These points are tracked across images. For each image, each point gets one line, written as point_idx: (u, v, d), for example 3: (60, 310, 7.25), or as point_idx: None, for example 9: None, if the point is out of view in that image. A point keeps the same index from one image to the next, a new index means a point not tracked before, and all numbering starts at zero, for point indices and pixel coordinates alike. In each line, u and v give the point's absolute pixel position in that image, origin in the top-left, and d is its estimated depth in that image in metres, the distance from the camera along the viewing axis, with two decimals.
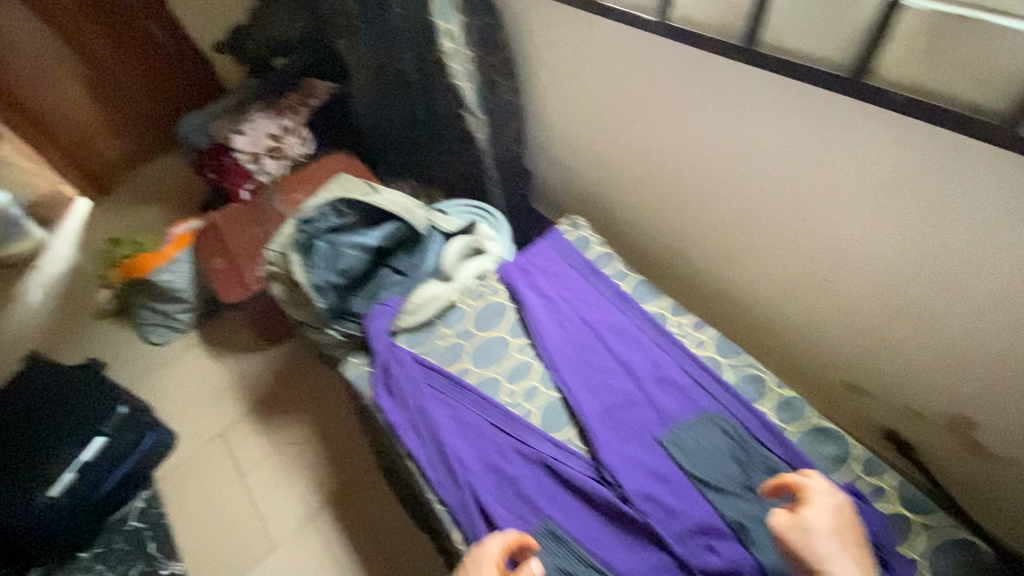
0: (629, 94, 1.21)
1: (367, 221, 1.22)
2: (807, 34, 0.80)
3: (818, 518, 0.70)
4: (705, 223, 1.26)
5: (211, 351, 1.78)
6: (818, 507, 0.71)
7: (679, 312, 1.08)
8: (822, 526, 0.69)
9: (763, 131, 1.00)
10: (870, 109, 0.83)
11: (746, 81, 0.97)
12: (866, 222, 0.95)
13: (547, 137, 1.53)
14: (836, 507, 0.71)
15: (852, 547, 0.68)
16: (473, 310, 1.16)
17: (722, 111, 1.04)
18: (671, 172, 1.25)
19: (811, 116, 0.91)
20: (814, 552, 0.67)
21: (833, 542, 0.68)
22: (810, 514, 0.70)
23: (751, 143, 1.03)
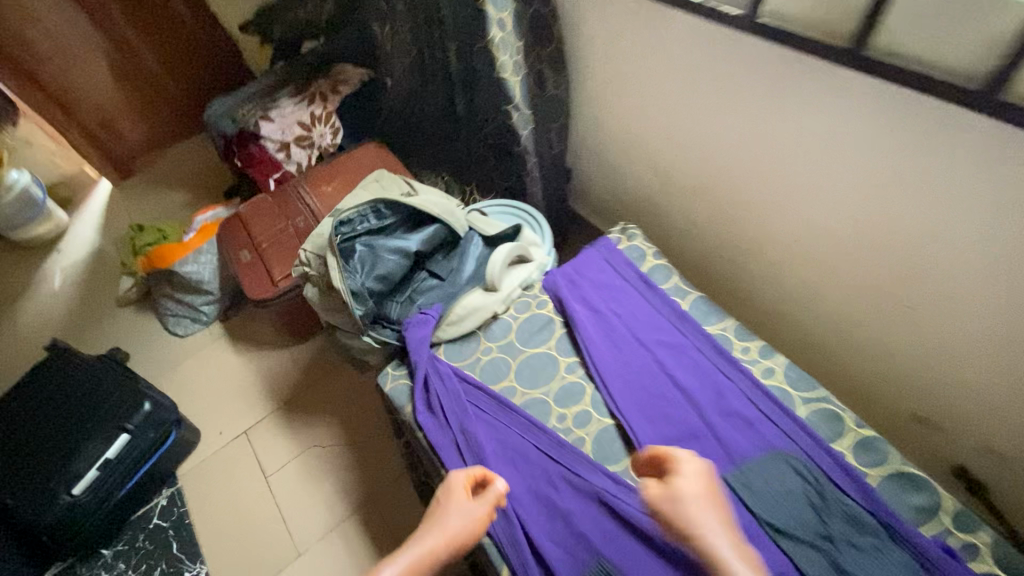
0: (692, 95, 1.12)
1: (407, 225, 1.19)
2: (929, 40, 0.71)
3: (685, 488, 0.74)
4: (765, 238, 1.17)
5: (235, 345, 1.73)
6: (687, 478, 0.75)
7: (745, 337, 1.00)
8: (691, 496, 0.73)
9: (849, 144, 0.91)
10: (990, 125, 0.73)
11: (834, 89, 0.87)
12: (963, 248, 0.85)
13: (593, 134, 1.44)
14: (701, 474, 0.76)
15: (716, 507, 0.73)
16: (518, 323, 1.08)
17: (801, 120, 0.95)
18: (732, 181, 1.15)
19: (913, 128, 0.81)
20: (684, 519, 0.71)
21: (699, 508, 0.72)
22: (680, 484, 0.74)
23: (832, 157, 0.94)
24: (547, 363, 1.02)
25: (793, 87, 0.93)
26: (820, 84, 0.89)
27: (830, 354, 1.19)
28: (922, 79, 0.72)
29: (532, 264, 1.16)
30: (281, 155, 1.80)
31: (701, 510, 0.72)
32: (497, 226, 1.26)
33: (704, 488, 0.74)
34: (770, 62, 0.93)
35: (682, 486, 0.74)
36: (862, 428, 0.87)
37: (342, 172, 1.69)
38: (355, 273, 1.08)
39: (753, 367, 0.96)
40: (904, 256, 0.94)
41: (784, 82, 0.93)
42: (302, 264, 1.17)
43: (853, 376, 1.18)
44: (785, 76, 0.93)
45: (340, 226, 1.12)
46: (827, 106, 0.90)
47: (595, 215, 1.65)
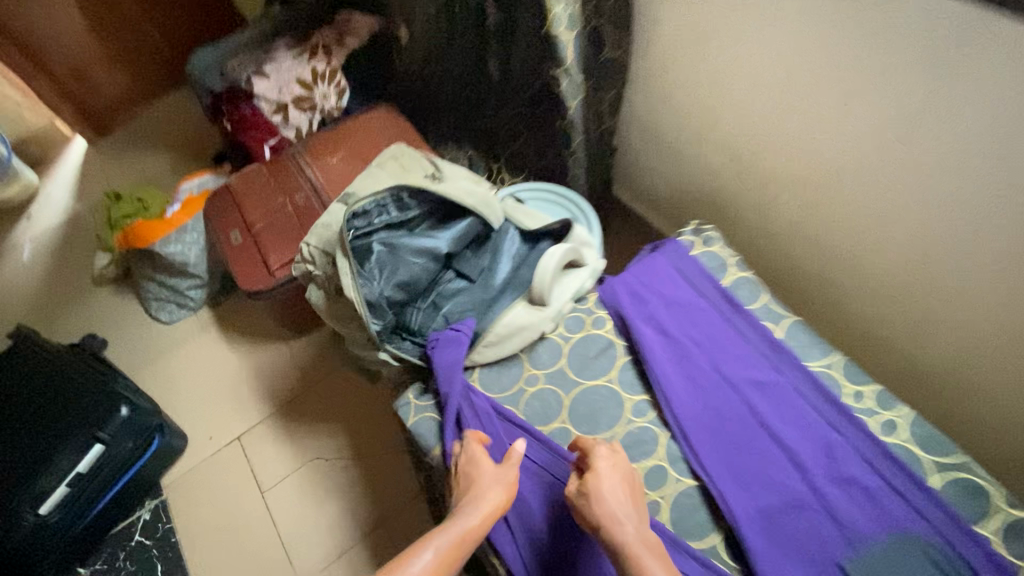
0: (802, 65, 0.89)
1: (435, 217, 0.96)
2: None
3: (602, 483, 0.69)
4: (869, 249, 0.96)
5: (226, 335, 1.53)
6: (605, 472, 0.70)
7: (857, 378, 0.80)
8: (608, 491, 0.68)
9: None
10: None
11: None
12: None
13: (654, 108, 1.20)
14: (618, 469, 0.71)
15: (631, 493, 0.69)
16: (569, 346, 0.88)
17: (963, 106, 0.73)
18: (838, 176, 0.94)
19: None
20: (598, 513, 0.67)
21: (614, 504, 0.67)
22: (595, 477, 0.70)
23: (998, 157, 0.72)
24: (609, 400, 0.82)
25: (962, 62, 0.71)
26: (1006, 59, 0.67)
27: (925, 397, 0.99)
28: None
29: (586, 271, 0.95)
30: (278, 118, 1.55)
31: (615, 503, 0.67)
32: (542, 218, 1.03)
33: (626, 484, 0.69)
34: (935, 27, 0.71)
35: (598, 479, 0.69)
36: (1014, 508, 0.69)
37: (349, 141, 1.45)
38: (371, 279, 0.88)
39: (869, 421, 0.77)
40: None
41: (945, 56, 0.71)
42: (304, 261, 0.96)
43: (951, 426, 0.98)
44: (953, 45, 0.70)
45: (353, 219, 0.90)
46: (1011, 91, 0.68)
47: (640, 203, 1.42)
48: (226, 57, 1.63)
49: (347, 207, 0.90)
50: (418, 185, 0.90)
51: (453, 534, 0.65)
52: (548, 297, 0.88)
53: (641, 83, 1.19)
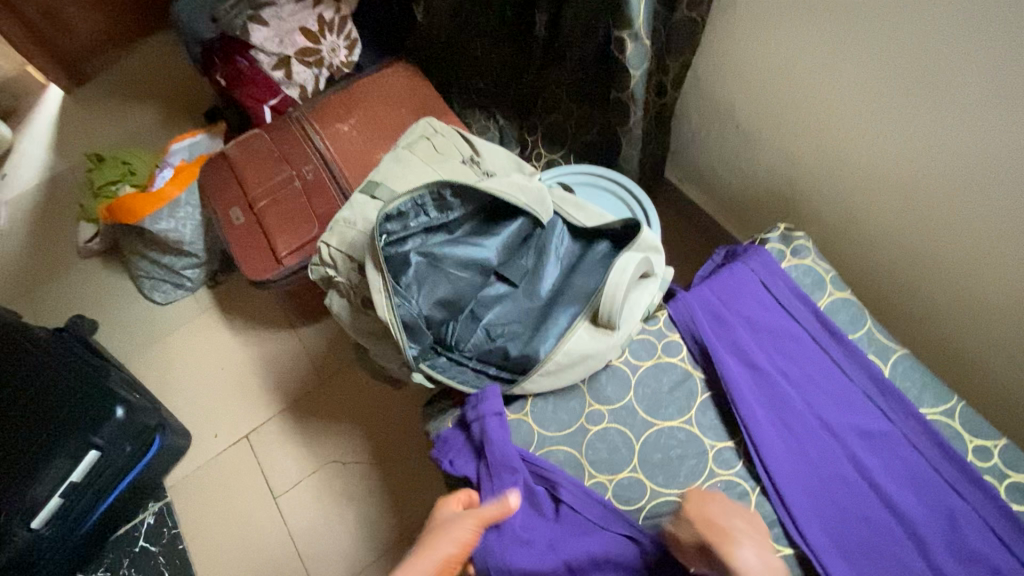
0: (943, 46, 0.71)
1: (478, 217, 0.82)
2: None
3: (714, 502, 0.62)
4: (986, 271, 0.81)
5: (229, 321, 1.40)
6: (711, 492, 0.63)
7: (981, 431, 0.68)
8: (720, 512, 0.61)
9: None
10: None
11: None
12: None
13: (724, 84, 1.02)
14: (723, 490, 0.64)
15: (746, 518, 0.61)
16: (637, 377, 0.77)
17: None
18: (965, 185, 0.77)
19: None
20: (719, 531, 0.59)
21: (730, 522, 0.60)
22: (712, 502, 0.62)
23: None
24: (687, 447, 0.72)
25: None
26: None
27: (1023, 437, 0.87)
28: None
29: (656, 285, 0.80)
30: (279, 74, 1.35)
31: (733, 521, 0.60)
32: (599, 214, 0.88)
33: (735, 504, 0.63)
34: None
35: (705, 496, 0.62)
36: None
37: (362, 105, 1.25)
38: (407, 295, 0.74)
39: (996, 484, 0.66)
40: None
41: None
42: (323, 264, 0.82)
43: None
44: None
45: (386, 222, 0.77)
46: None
47: (693, 186, 1.26)
48: None
49: (379, 208, 0.77)
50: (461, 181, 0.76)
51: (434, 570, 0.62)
52: (618, 320, 0.73)
53: (713, 53, 1.01)
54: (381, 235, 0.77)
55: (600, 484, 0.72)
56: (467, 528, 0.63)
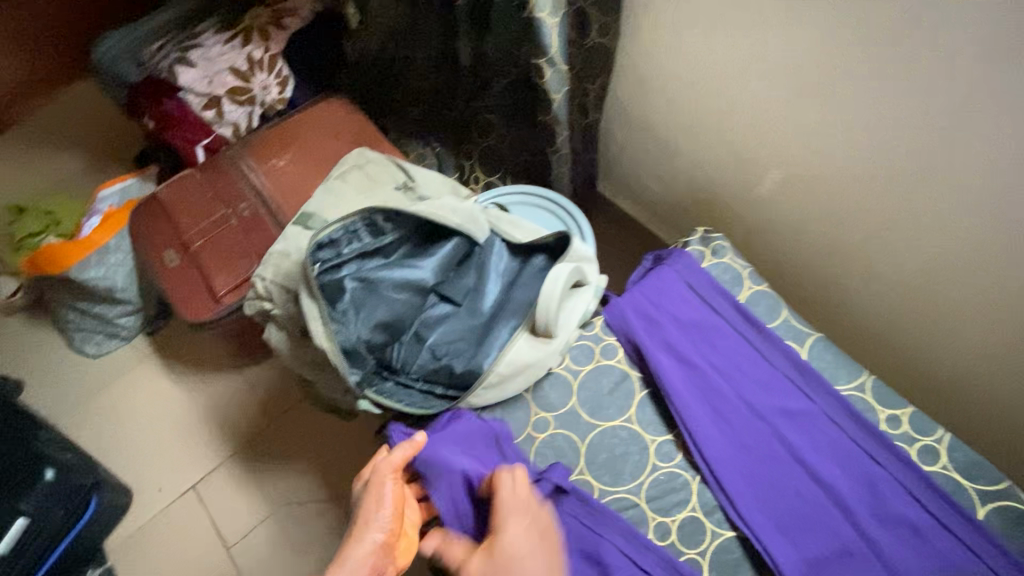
0: (821, 59, 0.80)
1: (414, 240, 0.84)
2: None
3: (506, 535, 0.60)
4: (885, 256, 0.89)
5: (170, 368, 1.34)
6: (510, 518, 0.62)
7: (892, 401, 0.74)
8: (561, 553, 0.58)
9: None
10: None
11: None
12: None
13: (641, 103, 1.10)
14: (526, 510, 0.63)
15: (542, 538, 0.61)
16: (578, 382, 0.80)
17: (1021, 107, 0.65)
18: (858, 179, 0.86)
19: None
20: None
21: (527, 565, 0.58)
22: (505, 539, 0.60)
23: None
24: (630, 445, 0.75)
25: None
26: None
27: (937, 407, 0.94)
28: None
29: (588, 292, 0.84)
30: (210, 114, 1.34)
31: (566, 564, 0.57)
32: (532, 229, 0.91)
33: (530, 526, 0.62)
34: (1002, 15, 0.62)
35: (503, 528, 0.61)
36: None
37: (297, 140, 1.26)
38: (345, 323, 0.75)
39: (909, 449, 0.71)
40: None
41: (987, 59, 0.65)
42: (259, 298, 0.82)
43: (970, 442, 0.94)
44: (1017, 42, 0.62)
45: (318, 251, 0.77)
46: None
47: (624, 198, 1.33)
48: (142, 43, 1.40)
49: (311, 238, 0.77)
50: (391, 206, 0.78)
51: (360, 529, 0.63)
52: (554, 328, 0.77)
53: (627, 74, 1.08)
54: (313, 262, 0.77)
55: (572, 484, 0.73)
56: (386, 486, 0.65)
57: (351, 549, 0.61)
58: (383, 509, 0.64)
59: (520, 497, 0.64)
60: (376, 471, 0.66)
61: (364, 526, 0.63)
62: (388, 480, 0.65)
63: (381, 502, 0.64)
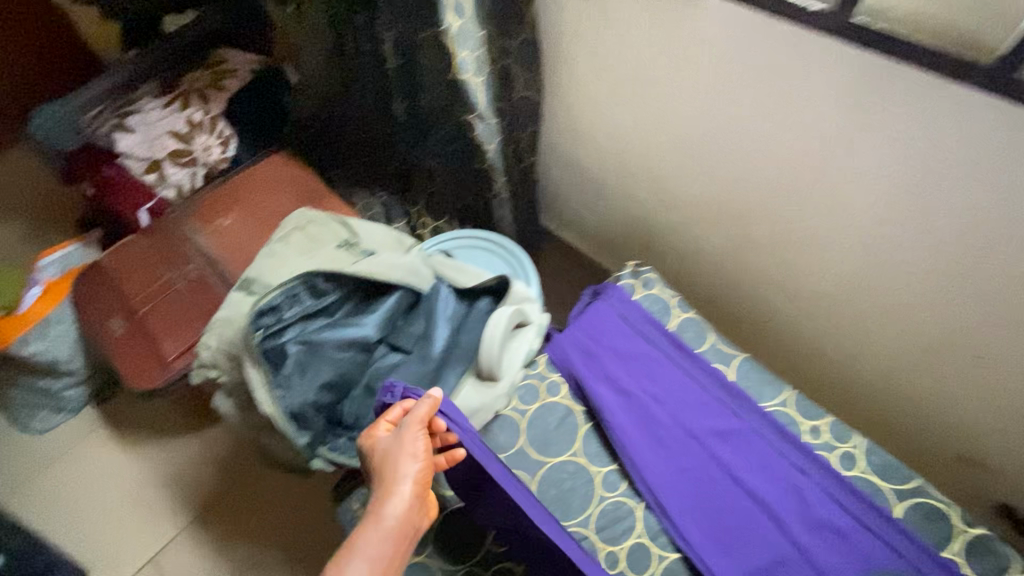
0: (717, 106, 0.88)
1: (358, 297, 0.86)
2: None
3: None
4: (798, 274, 0.98)
5: (122, 437, 1.31)
6: None
7: (812, 413, 0.80)
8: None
9: (955, 177, 0.70)
10: None
11: (953, 114, 0.66)
12: None
13: (571, 145, 1.17)
14: None
15: None
16: (526, 421, 0.83)
17: (888, 144, 0.74)
18: (764, 208, 0.94)
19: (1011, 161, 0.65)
20: None
21: None
22: None
23: (920, 190, 0.75)
24: (577, 478, 0.78)
25: (884, 104, 0.71)
26: (931, 105, 0.67)
27: None
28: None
29: (530, 334, 0.88)
30: (152, 177, 1.34)
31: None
32: (474, 275, 0.96)
33: None
34: (861, 69, 0.70)
35: None
36: (973, 527, 0.71)
37: (242, 199, 1.28)
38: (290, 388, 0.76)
39: (829, 456, 0.77)
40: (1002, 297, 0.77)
41: (852, 105, 0.74)
42: (204, 366, 0.82)
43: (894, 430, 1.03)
44: (876, 90, 0.71)
45: (259, 317, 0.77)
46: (930, 128, 0.69)
47: (567, 230, 1.40)
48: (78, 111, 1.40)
49: (251, 305, 0.77)
50: (330, 268, 0.80)
51: (390, 486, 0.61)
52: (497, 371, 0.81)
53: (555, 120, 1.16)
54: (254, 329, 0.77)
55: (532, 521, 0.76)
56: (417, 441, 0.65)
57: (386, 505, 0.60)
58: (418, 462, 0.64)
59: None
60: (406, 423, 0.65)
61: (397, 480, 0.62)
62: (421, 435, 0.66)
63: (415, 455, 0.64)
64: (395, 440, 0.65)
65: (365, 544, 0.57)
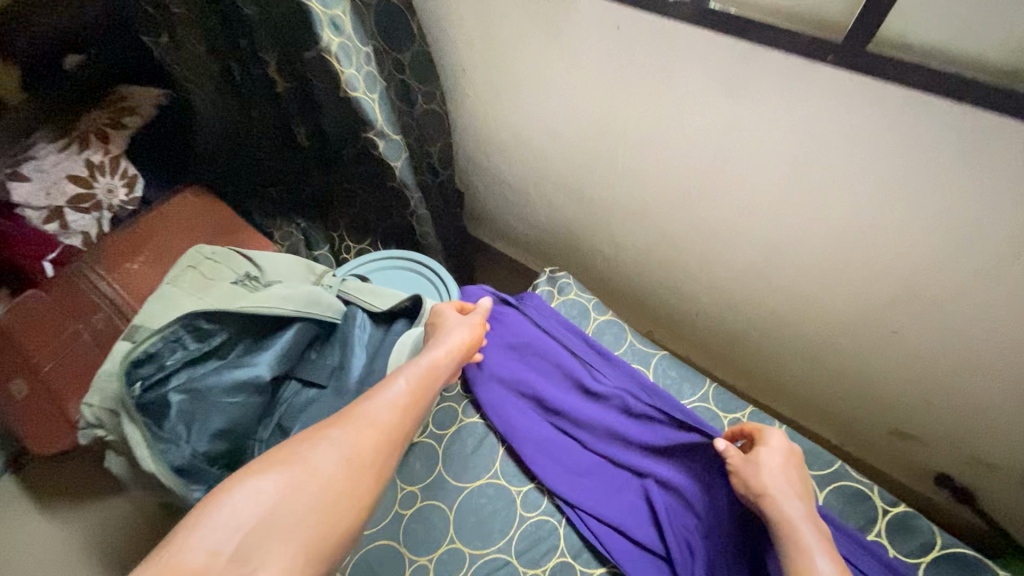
0: (612, 103, 0.88)
1: (254, 334, 0.81)
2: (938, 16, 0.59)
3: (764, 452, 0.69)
4: (716, 259, 0.99)
5: (42, 506, 1.21)
6: (770, 454, 0.69)
7: (731, 405, 0.81)
8: (774, 466, 0.68)
9: (840, 153, 0.73)
10: (985, 120, 0.60)
11: (826, 94, 0.68)
12: (942, 253, 0.74)
13: (487, 154, 1.16)
14: (791, 450, 0.70)
15: (799, 487, 0.66)
16: (443, 448, 0.81)
17: (773, 126, 0.75)
18: (675, 200, 0.95)
19: (884, 131, 0.67)
20: (762, 489, 0.66)
21: (779, 484, 0.66)
22: (767, 455, 0.69)
23: (809, 165, 0.76)
24: (496, 501, 0.78)
25: (764, 90, 0.72)
26: (803, 89, 0.69)
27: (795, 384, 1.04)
28: (934, 76, 0.59)
29: None
30: (54, 227, 1.22)
31: (784, 482, 0.66)
32: (387, 297, 0.93)
33: (788, 470, 0.67)
34: (736, 56, 0.71)
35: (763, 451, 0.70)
36: (895, 506, 0.71)
37: (151, 240, 1.21)
38: (173, 440, 0.70)
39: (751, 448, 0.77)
40: (903, 265, 0.79)
41: (734, 92, 0.74)
42: (90, 426, 0.76)
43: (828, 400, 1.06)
44: (752, 74, 0.71)
45: (136, 367, 0.72)
46: (807, 106, 0.70)
47: (500, 240, 1.38)
48: None
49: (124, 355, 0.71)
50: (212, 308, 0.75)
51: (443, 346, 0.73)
52: None
53: (468, 132, 1.14)
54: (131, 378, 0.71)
55: (453, 549, 0.74)
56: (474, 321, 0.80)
57: (434, 347, 0.73)
58: (465, 332, 0.77)
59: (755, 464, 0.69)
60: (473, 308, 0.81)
61: (444, 338, 0.76)
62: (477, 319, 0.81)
63: (466, 332, 0.78)
64: (456, 320, 0.79)
65: (414, 374, 0.67)
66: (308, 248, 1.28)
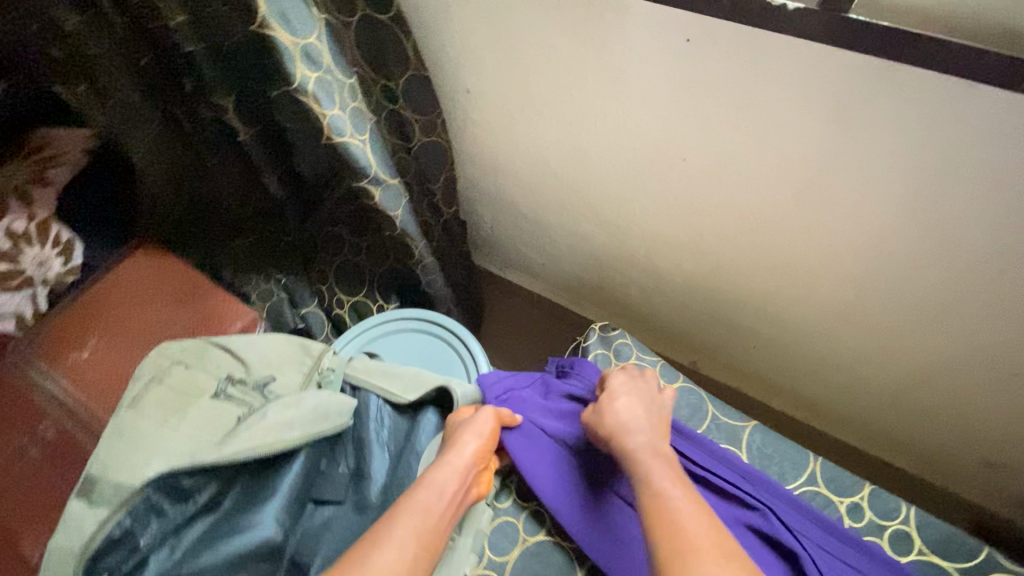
0: (666, 129, 0.72)
1: (255, 469, 0.66)
2: None
3: (612, 393, 0.65)
4: (787, 299, 0.84)
5: None
6: (618, 392, 0.66)
7: (844, 486, 0.68)
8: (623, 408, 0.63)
9: (976, 183, 0.58)
10: None
11: (968, 116, 0.54)
12: None
13: (498, 187, 0.98)
14: (637, 386, 0.67)
15: (649, 417, 0.62)
16: None
17: (889, 152, 0.60)
18: (739, 235, 0.79)
19: None
20: (607, 424, 0.62)
21: (625, 419, 0.62)
22: (609, 391, 0.66)
23: (928, 196, 0.62)
24: None
25: (887, 111, 0.57)
26: (931, 109, 0.55)
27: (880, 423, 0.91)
28: None
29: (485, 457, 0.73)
30: None
31: (630, 417, 0.62)
32: (404, 383, 0.76)
33: (640, 405, 0.63)
34: (849, 68, 0.56)
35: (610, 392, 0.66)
36: None
37: (101, 313, 0.93)
38: None
39: (880, 541, 0.64)
40: None
41: (837, 113, 0.60)
42: None
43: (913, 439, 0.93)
44: (865, 92, 0.57)
45: (101, 559, 0.56)
46: (936, 128, 0.56)
47: (512, 276, 1.21)
48: None
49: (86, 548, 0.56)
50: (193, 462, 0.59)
51: (454, 468, 0.61)
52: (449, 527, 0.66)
53: (474, 163, 0.96)
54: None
55: None
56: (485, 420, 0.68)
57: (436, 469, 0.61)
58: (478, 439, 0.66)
59: (603, 400, 0.65)
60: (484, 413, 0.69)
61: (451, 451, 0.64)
62: (490, 416, 0.69)
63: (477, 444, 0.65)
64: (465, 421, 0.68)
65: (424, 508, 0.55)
66: (293, 307, 1.05)
